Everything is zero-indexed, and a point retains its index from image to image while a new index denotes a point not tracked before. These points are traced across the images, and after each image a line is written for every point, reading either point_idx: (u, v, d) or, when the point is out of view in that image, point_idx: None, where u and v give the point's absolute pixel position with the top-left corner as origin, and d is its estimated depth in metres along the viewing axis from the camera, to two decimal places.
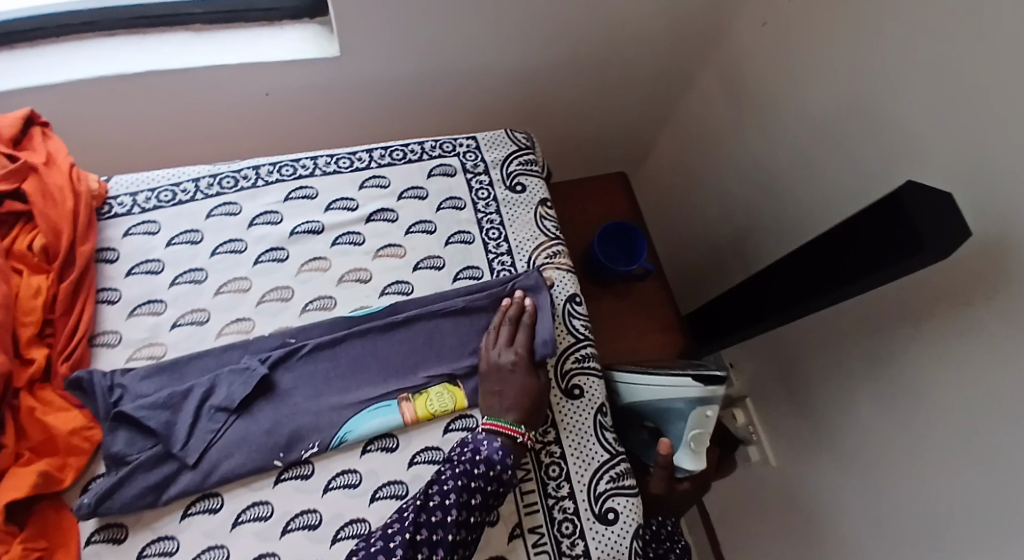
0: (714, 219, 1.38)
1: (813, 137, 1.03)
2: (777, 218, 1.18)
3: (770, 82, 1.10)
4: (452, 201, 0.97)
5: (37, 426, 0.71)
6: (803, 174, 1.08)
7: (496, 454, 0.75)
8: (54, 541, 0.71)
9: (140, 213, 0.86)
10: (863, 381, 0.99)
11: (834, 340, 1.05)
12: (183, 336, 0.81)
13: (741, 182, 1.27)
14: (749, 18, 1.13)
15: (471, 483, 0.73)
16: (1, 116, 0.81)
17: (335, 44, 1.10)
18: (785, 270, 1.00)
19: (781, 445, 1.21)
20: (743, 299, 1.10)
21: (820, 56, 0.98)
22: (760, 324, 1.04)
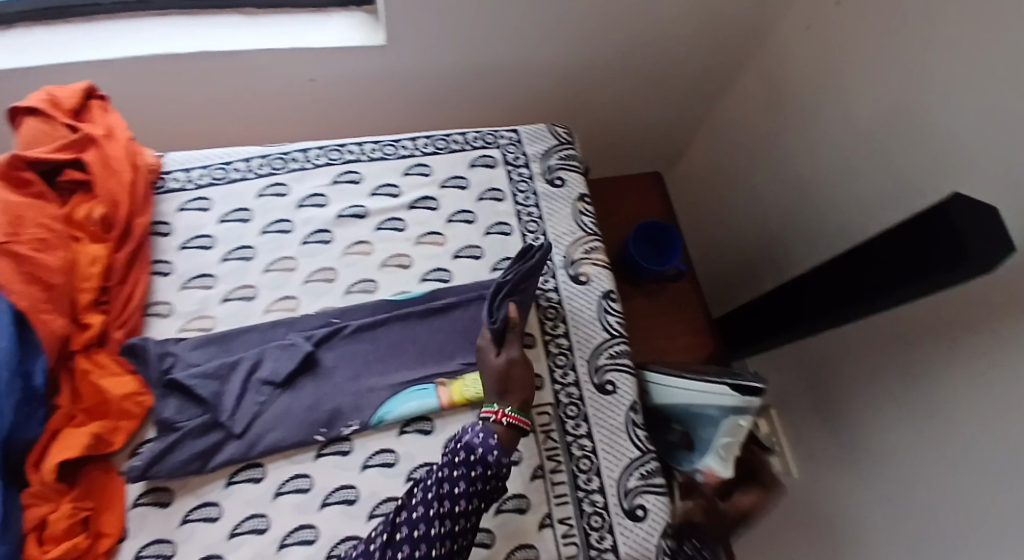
0: (746, 224, 1.39)
1: (854, 146, 1.03)
2: (812, 225, 1.18)
3: (814, 89, 1.10)
4: (492, 193, 0.98)
5: (92, 388, 0.73)
6: (841, 183, 1.08)
7: (477, 438, 0.73)
8: (100, 502, 0.73)
9: (194, 189, 0.89)
10: (891, 391, 1.00)
11: (864, 349, 1.05)
12: (232, 311, 0.83)
13: (775, 188, 1.27)
14: (795, 24, 1.13)
15: (452, 472, 0.70)
16: (61, 89, 0.82)
17: (383, 32, 1.11)
18: (826, 276, 1.00)
19: (802, 451, 1.22)
20: (782, 303, 1.11)
21: (866, 65, 0.97)
22: (798, 330, 1.05)
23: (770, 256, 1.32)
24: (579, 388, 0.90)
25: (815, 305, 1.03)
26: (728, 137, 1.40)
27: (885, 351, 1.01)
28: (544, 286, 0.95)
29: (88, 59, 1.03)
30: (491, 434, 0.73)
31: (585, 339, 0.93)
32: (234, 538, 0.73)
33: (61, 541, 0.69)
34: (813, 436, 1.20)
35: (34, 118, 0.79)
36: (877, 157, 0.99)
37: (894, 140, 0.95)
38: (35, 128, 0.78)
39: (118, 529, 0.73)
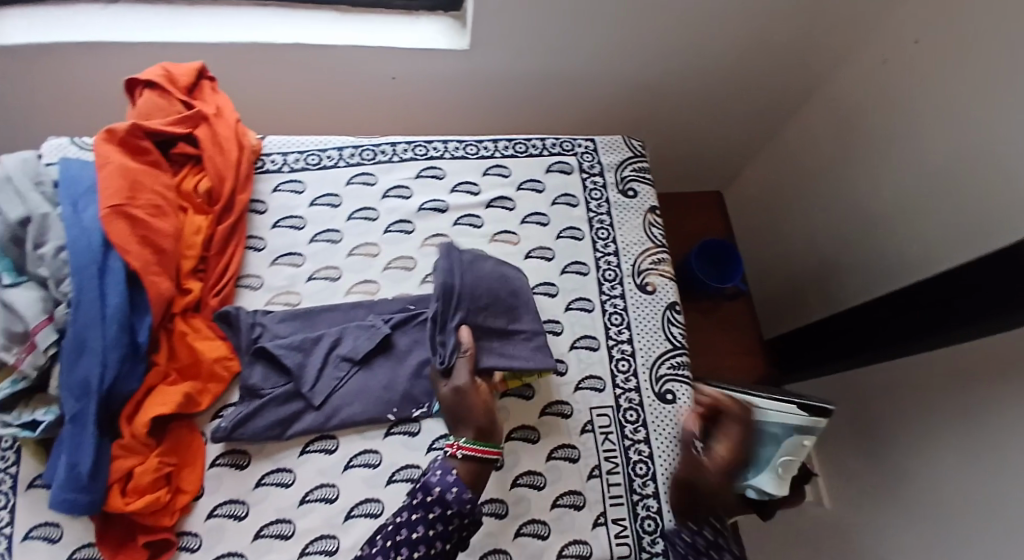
0: (800, 251, 1.40)
1: (925, 181, 1.04)
2: (872, 256, 1.18)
3: (887, 121, 1.11)
4: (566, 198, 1.00)
5: (186, 349, 0.77)
6: (904, 215, 1.09)
7: (433, 477, 0.71)
8: (183, 459, 0.75)
9: (289, 172, 0.93)
10: (944, 428, 0.99)
11: (912, 383, 1.06)
12: (317, 290, 0.88)
13: (836, 218, 1.27)
14: (870, 57, 1.14)
15: (410, 516, 0.68)
16: (177, 65, 0.86)
17: (468, 37, 1.15)
18: (902, 308, 1.01)
19: (844, 481, 1.22)
20: (846, 330, 1.12)
21: (944, 102, 0.98)
22: (863, 356, 1.06)
23: (822, 284, 1.34)
24: (639, 395, 0.91)
25: (883, 333, 1.03)
26: (786, 165, 1.43)
27: (935, 387, 1.02)
28: (612, 292, 0.96)
29: (189, 41, 1.08)
30: (448, 470, 0.72)
31: (648, 348, 0.94)
32: (304, 505, 0.77)
33: (145, 493, 0.70)
34: (849, 466, 1.21)
35: (152, 91, 0.83)
36: (941, 193, 1.01)
37: (963, 177, 0.96)
38: (154, 101, 0.82)
39: (196, 487, 0.75)
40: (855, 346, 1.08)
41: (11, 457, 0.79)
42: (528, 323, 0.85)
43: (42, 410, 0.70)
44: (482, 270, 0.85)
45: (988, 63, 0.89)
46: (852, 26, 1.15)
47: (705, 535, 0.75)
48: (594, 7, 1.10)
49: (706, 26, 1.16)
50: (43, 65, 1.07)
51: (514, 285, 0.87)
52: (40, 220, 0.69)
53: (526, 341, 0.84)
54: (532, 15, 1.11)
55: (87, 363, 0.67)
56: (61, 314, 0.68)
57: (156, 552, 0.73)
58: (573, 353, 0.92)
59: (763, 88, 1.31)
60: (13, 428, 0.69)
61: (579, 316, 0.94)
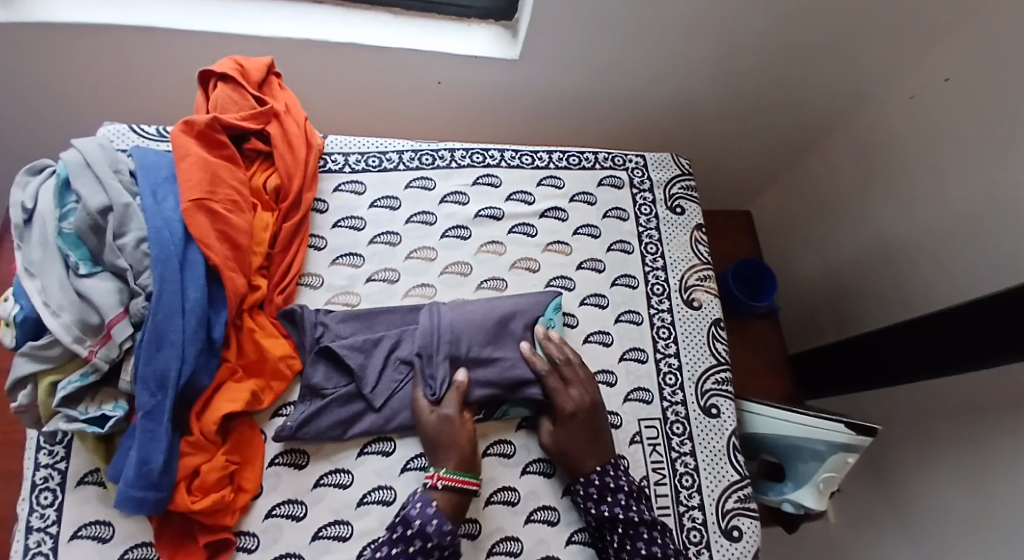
0: (817, 274, 1.42)
1: (947, 212, 1.06)
2: (891, 285, 1.21)
3: (912, 152, 1.14)
4: (616, 212, 1.02)
5: (254, 346, 0.77)
6: (928, 244, 1.11)
7: (414, 509, 0.72)
8: (244, 457, 0.75)
9: (350, 172, 0.94)
10: (953, 455, 1.01)
11: (921, 410, 1.09)
12: (376, 291, 0.88)
13: (857, 245, 1.30)
14: (900, 91, 1.17)
15: (391, 550, 0.69)
16: (250, 59, 0.87)
17: (518, 48, 1.16)
18: (903, 338, 1.02)
19: (852, 504, 1.23)
20: (854, 357, 1.13)
21: (971, 137, 1.01)
22: (878, 383, 1.07)
23: (837, 308, 1.37)
24: (685, 408, 0.93)
25: (889, 362, 1.05)
26: (805, 188, 1.45)
27: (943, 412, 1.04)
28: (660, 307, 0.97)
29: (244, 33, 1.06)
30: (428, 501, 0.72)
31: (694, 363, 0.95)
32: (362, 506, 0.76)
33: (209, 492, 0.69)
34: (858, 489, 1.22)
35: (225, 85, 0.84)
36: (962, 225, 1.04)
37: (988, 210, 0.99)
38: (227, 95, 0.83)
39: (255, 487, 0.74)
40: (862, 375, 1.11)
41: (60, 452, 0.76)
42: (510, 349, 0.84)
43: (109, 404, 0.68)
44: (468, 305, 0.85)
45: (1020, 103, 0.92)
46: (886, 60, 1.18)
47: (595, 482, 0.80)
48: (643, 25, 1.12)
49: (746, 49, 1.19)
50: (94, 45, 1.03)
51: (501, 312, 0.86)
52: (121, 210, 0.68)
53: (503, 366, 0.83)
54: (581, 28, 1.12)
55: (166, 356, 0.67)
56: (138, 307, 0.67)
57: (214, 553, 0.72)
58: (622, 364, 0.93)
59: (795, 114, 1.34)
60: (79, 423, 0.66)
61: (628, 328, 0.95)
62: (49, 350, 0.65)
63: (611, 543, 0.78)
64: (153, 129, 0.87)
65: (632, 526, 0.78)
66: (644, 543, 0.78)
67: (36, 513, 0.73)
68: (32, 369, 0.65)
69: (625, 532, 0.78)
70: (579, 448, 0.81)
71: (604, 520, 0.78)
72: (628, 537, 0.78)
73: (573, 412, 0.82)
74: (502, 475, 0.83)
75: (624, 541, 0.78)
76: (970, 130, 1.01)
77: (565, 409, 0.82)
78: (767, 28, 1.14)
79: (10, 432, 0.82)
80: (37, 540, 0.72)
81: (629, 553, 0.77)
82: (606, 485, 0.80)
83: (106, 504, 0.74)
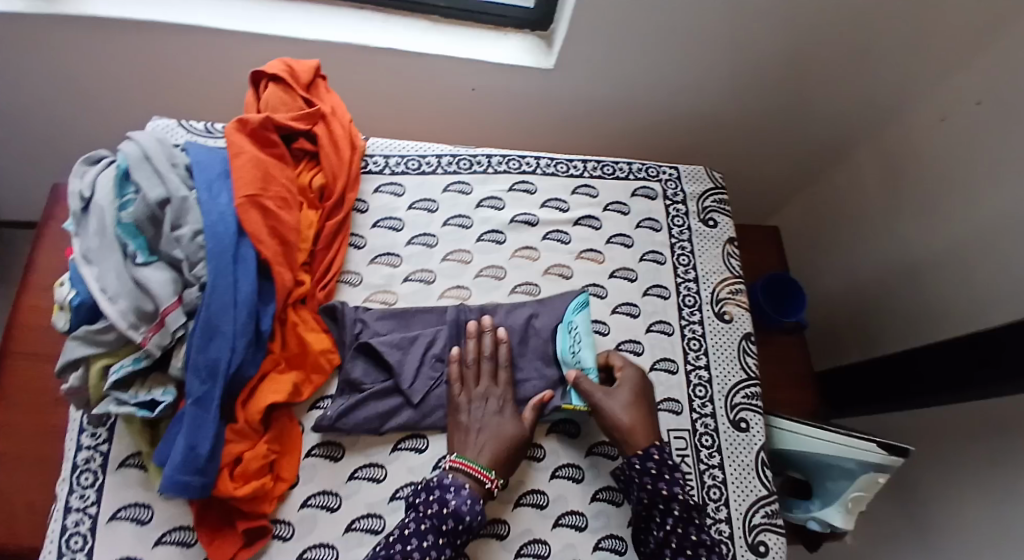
0: (839, 290, 1.41)
1: (972, 231, 1.06)
2: (914, 307, 1.20)
3: (937, 170, 1.13)
4: (649, 222, 1.03)
5: (296, 338, 0.78)
6: (954, 264, 1.10)
7: (465, 506, 0.71)
8: (283, 447, 0.76)
9: (390, 174, 0.97)
10: (977, 478, 1.00)
11: (944, 430, 1.08)
12: (413, 291, 0.90)
13: (881, 264, 1.29)
14: (928, 109, 1.17)
15: (437, 540, 0.69)
16: (298, 61, 0.89)
17: (553, 57, 1.18)
18: (934, 360, 1.02)
19: (873, 526, 1.22)
20: (881, 376, 1.13)
21: (998, 155, 1.01)
22: (906, 404, 1.06)
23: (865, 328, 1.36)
24: (714, 421, 0.93)
25: (918, 381, 1.04)
26: (828, 205, 1.44)
27: (968, 433, 1.03)
28: (690, 318, 0.98)
29: (288, 35, 1.09)
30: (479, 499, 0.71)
31: (724, 376, 0.96)
32: (394, 501, 0.77)
33: (250, 480, 0.71)
34: (881, 512, 1.21)
35: (276, 85, 0.86)
36: (988, 243, 1.03)
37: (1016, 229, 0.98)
38: (278, 95, 0.85)
39: (293, 476, 0.76)
40: (886, 393, 1.10)
41: (102, 434, 0.78)
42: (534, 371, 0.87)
43: (159, 389, 0.70)
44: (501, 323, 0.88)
45: None
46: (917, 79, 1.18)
47: (654, 457, 0.80)
48: (675, 36, 1.13)
49: (774, 62, 1.20)
50: (141, 42, 1.06)
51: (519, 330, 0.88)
52: (179, 203, 0.70)
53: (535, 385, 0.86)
54: (615, 39, 1.14)
55: (218, 346, 0.69)
56: (191, 297, 0.69)
57: (251, 539, 0.73)
58: (652, 374, 0.94)
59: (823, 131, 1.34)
60: (130, 406, 0.68)
61: (658, 338, 0.96)
62: (104, 334, 0.67)
63: (661, 525, 0.77)
64: (201, 125, 0.90)
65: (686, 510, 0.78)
66: (696, 527, 0.77)
67: (76, 494, 0.75)
68: (86, 352, 0.67)
69: (680, 515, 0.77)
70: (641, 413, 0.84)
71: (660, 499, 0.78)
72: (682, 520, 0.77)
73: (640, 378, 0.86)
74: (532, 479, 0.84)
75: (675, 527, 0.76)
76: (996, 149, 1.01)
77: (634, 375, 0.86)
78: (796, 42, 1.15)
79: (44, 416, 0.86)
80: (76, 520, 0.74)
81: (677, 541, 0.76)
82: (664, 461, 0.80)
83: (146, 488, 0.76)
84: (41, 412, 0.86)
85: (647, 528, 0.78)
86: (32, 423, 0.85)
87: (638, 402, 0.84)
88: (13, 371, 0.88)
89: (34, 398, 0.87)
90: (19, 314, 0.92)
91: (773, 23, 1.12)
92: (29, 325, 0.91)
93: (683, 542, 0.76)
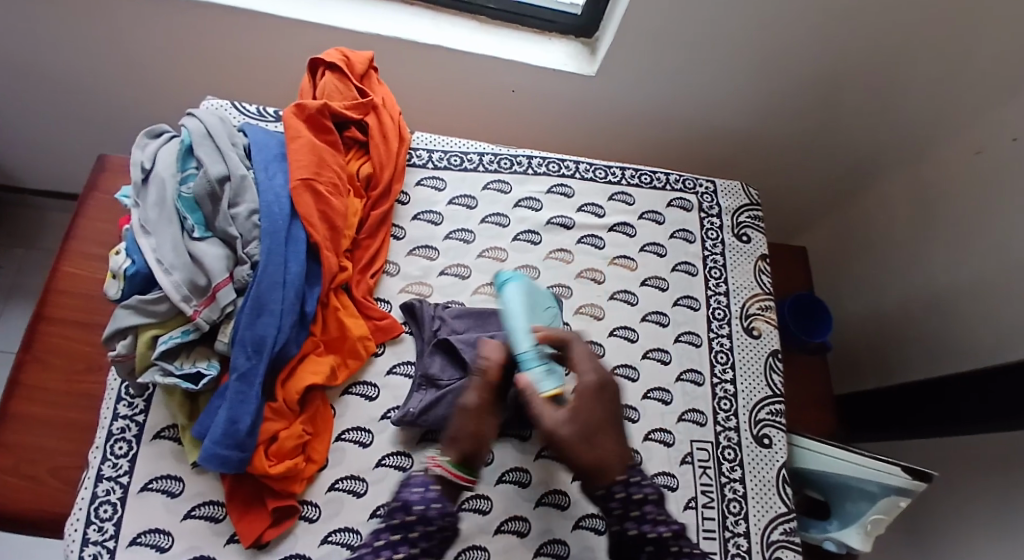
0: (858, 315, 1.40)
1: (996, 262, 1.05)
2: (933, 336, 1.19)
3: (961, 199, 1.13)
4: (684, 233, 1.04)
5: (337, 323, 0.80)
6: (976, 297, 1.09)
7: (413, 495, 0.68)
8: (314, 429, 0.77)
9: (432, 168, 0.98)
10: (989, 513, 0.99)
11: (959, 462, 1.07)
12: (447, 284, 0.91)
13: (901, 291, 1.28)
14: (959, 142, 1.15)
15: (389, 536, 0.65)
16: (353, 52, 0.92)
17: (595, 64, 1.19)
18: (953, 389, 1.02)
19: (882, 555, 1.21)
20: (898, 404, 1.12)
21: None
22: (924, 432, 1.06)
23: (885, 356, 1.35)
24: (737, 435, 0.93)
25: (937, 410, 1.04)
26: (853, 229, 1.44)
27: (982, 467, 1.02)
28: (719, 331, 0.99)
29: (338, 26, 1.10)
30: (427, 485, 0.68)
31: (750, 391, 0.96)
32: None
33: (284, 458, 0.72)
34: (888, 541, 1.20)
35: (332, 74, 0.89)
36: (1011, 275, 1.02)
37: None
38: (333, 84, 0.88)
39: (323, 458, 0.77)
40: (901, 417, 1.11)
41: (139, 405, 0.78)
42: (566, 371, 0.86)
43: (204, 362, 0.71)
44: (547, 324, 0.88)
45: None
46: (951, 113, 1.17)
47: (617, 495, 0.70)
48: (713, 49, 1.14)
49: (809, 81, 1.20)
50: (193, 24, 1.08)
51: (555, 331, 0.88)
52: (238, 181, 0.73)
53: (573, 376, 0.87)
54: (657, 50, 1.14)
55: (266, 324, 0.71)
56: (241, 275, 0.72)
57: (279, 517, 0.74)
58: (679, 384, 0.94)
59: (856, 155, 1.34)
60: (174, 378, 0.69)
61: (686, 348, 0.96)
62: (156, 306, 0.68)
63: None
64: (253, 107, 0.93)
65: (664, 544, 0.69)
66: (674, 558, 0.68)
67: (109, 462, 0.74)
68: (136, 322, 0.68)
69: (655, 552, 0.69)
70: (597, 429, 0.73)
71: (633, 540, 0.69)
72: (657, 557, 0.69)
73: (595, 385, 0.75)
74: (553, 479, 0.84)
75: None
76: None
77: (586, 381, 0.75)
78: (833, 63, 1.16)
79: (78, 383, 0.86)
80: (107, 488, 0.73)
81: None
82: (630, 498, 0.70)
83: (179, 460, 0.75)
84: (74, 379, 0.86)
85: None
86: (66, 390, 0.86)
87: (582, 408, 0.73)
88: (47, 335, 0.88)
89: (67, 365, 0.87)
90: (56, 280, 0.92)
91: (810, 44, 1.12)
92: (67, 292, 0.91)
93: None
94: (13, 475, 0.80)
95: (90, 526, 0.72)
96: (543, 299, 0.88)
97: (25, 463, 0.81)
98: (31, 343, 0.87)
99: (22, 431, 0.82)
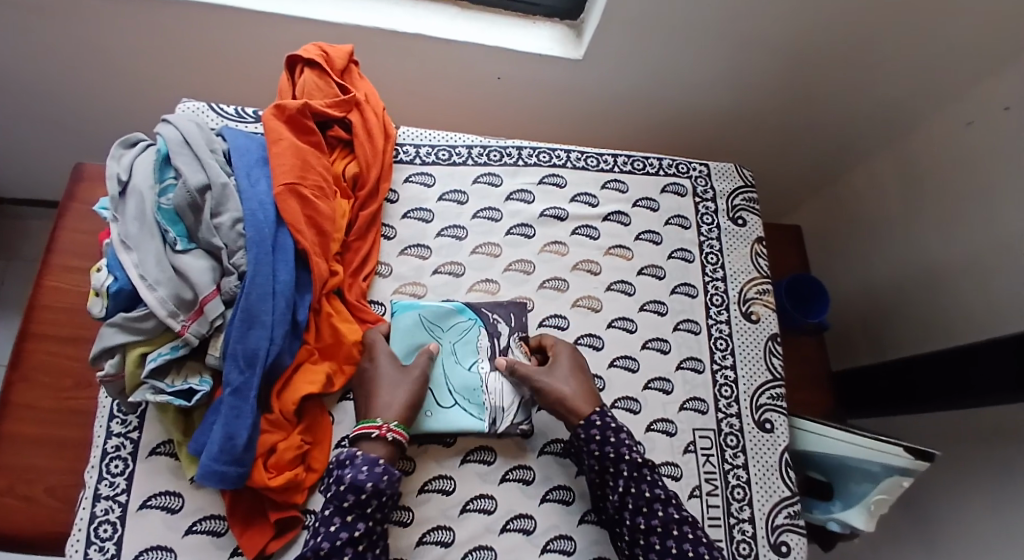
0: (852, 291, 1.39)
1: (989, 235, 1.05)
2: (927, 310, 1.18)
3: (952, 173, 1.12)
4: (679, 219, 1.02)
5: (330, 329, 0.78)
6: (968, 271, 1.09)
7: (362, 474, 0.67)
8: (314, 436, 0.76)
9: (420, 164, 0.96)
10: (987, 485, 1.00)
11: (956, 435, 1.07)
12: (442, 283, 0.89)
13: (894, 266, 1.27)
14: (952, 116, 1.14)
15: (345, 518, 0.66)
16: (333, 47, 0.89)
17: (582, 48, 1.16)
18: (945, 364, 1.01)
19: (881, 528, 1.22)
20: (892, 379, 1.11)
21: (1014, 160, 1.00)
22: (920, 408, 1.05)
23: None
24: (739, 421, 0.93)
25: (930, 385, 1.03)
26: (845, 205, 1.42)
27: (981, 441, 1.02)
28: (718, 317, 0.98)
29: (315, 18, 1.06)
30: (375, 461, 0.68)
31: (750, 376, 0.96)
32: (423, 493, 0.78)
33: (284, 470, 0.71)
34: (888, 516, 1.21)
35: (312, 71, 0.87)
36: (1004, 248, 1.02)
37: None
38: (313, 81, 0.86)
39: (323, 466, 0.75)
40: (895, 395, 1.10)
41: (133, 422, 0.76)
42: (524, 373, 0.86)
43: (195, 378, 0.70)
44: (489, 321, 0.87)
45: None
46: (945, 88, 1.15)
47: (597, 423, 0.77)
48: (701, 28, 1.11)
49: (798, 59, 1.18)
50: (164, 22, 1.04)
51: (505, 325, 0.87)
52: (219, 189, 0.72)
53: (518, 344, 0.87)
54: (644, 32, 1.12)
55: (257, 336, 0.70)
56: (229, 286, 0.71)
57: (281, 529, 0.73)
58: (679, 373, 0.93)
59: (848, 130, 1.32)
60: (165, 396, 0.68)
61: (685, 337, 0.95)
62: (143, 323, 0.67)
63: (614, 490, 0.75)
64: (231, 109, 0.90)
65: (637, 468, 0.76)
66: (649, 484, 0.75)
67: (106, 481, 0.73)
68: (123, 340, 0.67)
69: (630, 473, 0.75)
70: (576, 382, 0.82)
71: (608, 462, 0.76)
72: (632, 479, 0.75)
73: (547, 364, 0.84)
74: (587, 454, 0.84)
75: (629, 484, 0.74)
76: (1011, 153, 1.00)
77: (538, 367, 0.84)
78: (822, 40, 1.14)
79: (68, 399, 0.84)
80: (106, 508, 0.71)
81: (634, 497, 0.74)
82: (608, 426, 0.77)
83: (176, 476, 0.74)
84: (63, 397, 0.84)
85: (604, 495, 0.76)
86: (56, 408, 0.83)
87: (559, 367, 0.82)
88: (33, 352, 0.86)
89: (55, 382, 0.85)
90: (40, 294, 0.89)
91: (800, 21, 1.10)
92: (51, 307, 0.88)
93: (638, 498, 0.74)
94: (8, 497, 0.78)
95: (91, 547, 0.70)
96: (441, 320, 0.85)
97: (21, 483, 0.79)
98: (18, 361, 0.85)
99: (12, 450, 0.81)
